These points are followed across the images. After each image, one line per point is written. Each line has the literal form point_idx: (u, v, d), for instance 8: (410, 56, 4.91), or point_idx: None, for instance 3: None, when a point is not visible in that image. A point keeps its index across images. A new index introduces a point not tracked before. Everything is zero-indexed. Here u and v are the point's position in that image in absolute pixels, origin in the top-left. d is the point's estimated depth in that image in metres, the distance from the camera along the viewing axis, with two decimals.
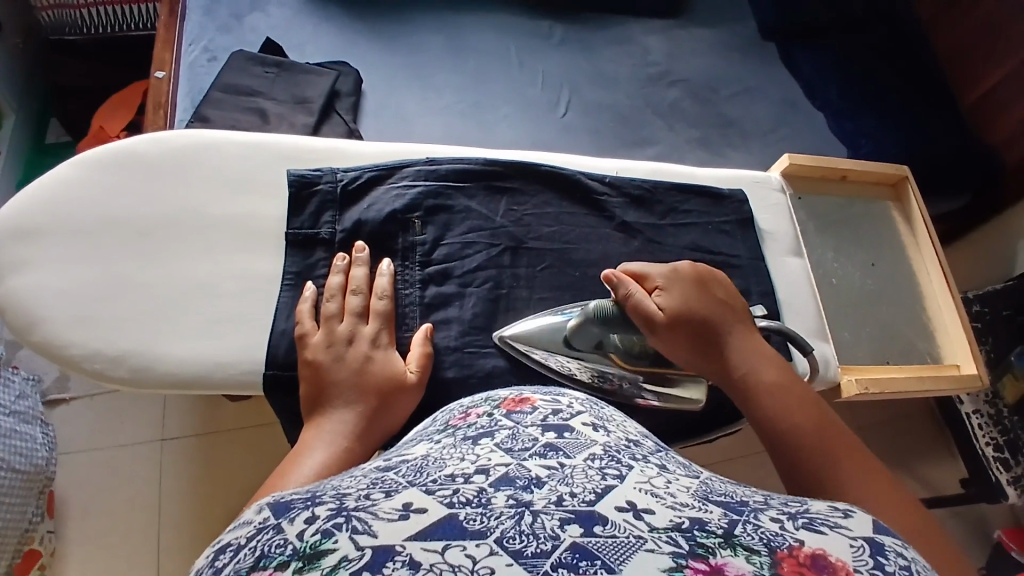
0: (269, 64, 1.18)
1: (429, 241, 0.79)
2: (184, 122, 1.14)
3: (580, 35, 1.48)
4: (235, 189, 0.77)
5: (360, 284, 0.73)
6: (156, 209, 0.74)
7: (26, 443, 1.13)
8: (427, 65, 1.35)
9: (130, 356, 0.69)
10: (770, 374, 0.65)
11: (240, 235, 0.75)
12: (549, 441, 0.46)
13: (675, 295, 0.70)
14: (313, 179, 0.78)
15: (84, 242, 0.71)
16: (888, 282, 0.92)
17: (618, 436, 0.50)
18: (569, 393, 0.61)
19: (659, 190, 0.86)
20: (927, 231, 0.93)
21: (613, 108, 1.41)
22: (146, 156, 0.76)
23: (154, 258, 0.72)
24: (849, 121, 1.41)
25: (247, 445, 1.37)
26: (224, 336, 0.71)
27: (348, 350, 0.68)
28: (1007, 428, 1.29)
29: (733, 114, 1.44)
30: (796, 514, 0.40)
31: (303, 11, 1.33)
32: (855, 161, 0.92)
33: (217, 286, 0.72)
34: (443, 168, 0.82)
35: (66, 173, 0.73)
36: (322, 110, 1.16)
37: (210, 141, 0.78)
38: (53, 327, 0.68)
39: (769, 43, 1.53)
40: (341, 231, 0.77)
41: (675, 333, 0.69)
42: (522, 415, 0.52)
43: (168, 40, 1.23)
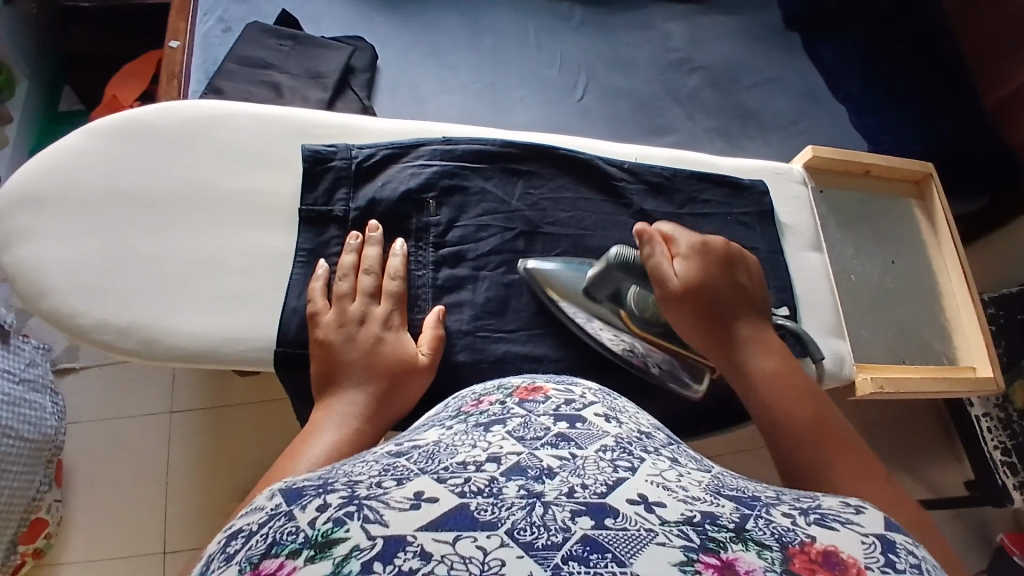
0: (284, 38, 1.16)
1: (443, 223, 0.78)
2: (197, 93, 1.13)
3: (600, 17, 1.45)
4: (248, 164, 0.76)
5: (373, 265, 0.72)
6: (169, 183, 0.73)
7: (35, 412, 1.13)
8: (443, 42, 1.33)
9: (141, 329, 0.68)
10: (783, 370, 0.62)
11: (252, 211, 0.74)
12: (560, 431, 0.45)
13: (695, 270, 0.67)
14: (328, 156, 0.77)
15: (95, 214, 0.71)
16: (907, 280, 0.91)
17: (630, 427, 0.49)
18: (580, 382, 0.61)
19: (679, 178, 0.85)
20: (950, 230, 0.91)
21: (631, 93, 1.39)
22: (158, 127, 0.75)
23: (165, 232, 0.71)
24: (872, 115, 1.38)
25: (253, 420, 1.38)
26: (235, 312, 0.70)
27: (360, 331, 0.67)
28: (1016, 432, 1.28)
29: (752, 103, 1.42)
30: (807, 510, 0.39)
31: None
32: (879, 156, 0.90)
33: (228, 262, 0.72)
34: (460, 149, 0.81)
35: (78, 144, 0.72)
36: (336, 86, 1.14)
37: (223, 114, 0.77)
38: (65, 297, 0.68)
39: (793, 32, 1.50)
40: (355, 209, 0.76)
41: (688, 311, 0.66)
42: (534, 403, 0.51)
43: (182, 10, 1.21)
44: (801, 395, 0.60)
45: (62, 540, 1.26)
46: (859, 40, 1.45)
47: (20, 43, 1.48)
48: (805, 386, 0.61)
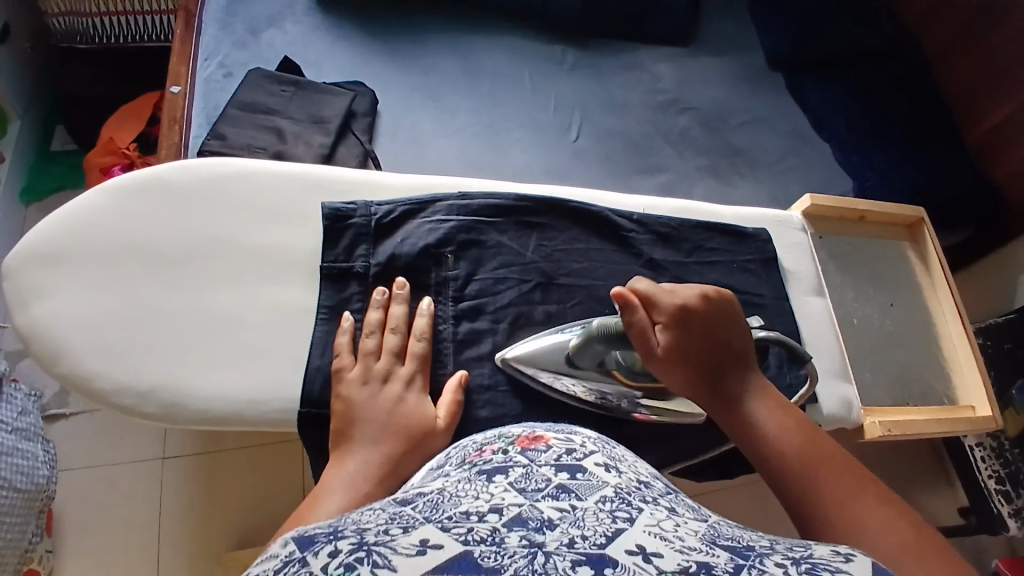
0: (286, 84, 1.18)
1: (461, 277, 0.79)
2: (200, 138, 1.14)
3: (591, 60, 1.50)
4: (267, 221, 0.76)
5: (399, 323, 0.74)
6: (188, 240, 0.73)
7: (28, 461, 1.10)
8: (440, 85, 1.35)
9: (161, 390, 0.68)
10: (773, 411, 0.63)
11: (271, 267, 0.75)
12: (561, 482, 0.45)
13: (678, 338, 0.67)
14: (348, 213, 0.78)
15: (114, 273, 0.70)
16: (905, 322, 0.93)
17: (630, 477, 0.49)
18: (581, 431, 0.61)
19: (685, 228, 0.87)
20: (943, 272, 0.95)
21: (625, 135, 1.43)
22: (176, 184, 0.75)
23: (185, 291, 0.71)
24: (856, 153, 1.43)
25: (251, 462, 1.35)
26: (257, 371, 0.71)
27: (382, 390, 0.68)
28: (1008, 460, 1.30)
29: (741, 142, 1.46)
30: (799, 560, 0.40)
31: (320, 27, 1.34)
32: (873, 203, 0.94)
33: (250, 318, 0.72)
34: (477, 203, 0.82)
35: (97, 201, 0.72)
36: (338, 131, 1.16)
37: (242, 171, 0.77)
38: (82, 357, 0.67)
39: (777, 73, 1.56)
40: (375, 264, 0.77)
41: (680, 379, 0.67)
42: (535, 452, 0.51)
43: (183, 54, 1.22)
44: (794, 433, 0.61)
45: None
46: (840, 83, 1.51)
47: (15, 84, 1.48)
48: (791, 410, 0.64)
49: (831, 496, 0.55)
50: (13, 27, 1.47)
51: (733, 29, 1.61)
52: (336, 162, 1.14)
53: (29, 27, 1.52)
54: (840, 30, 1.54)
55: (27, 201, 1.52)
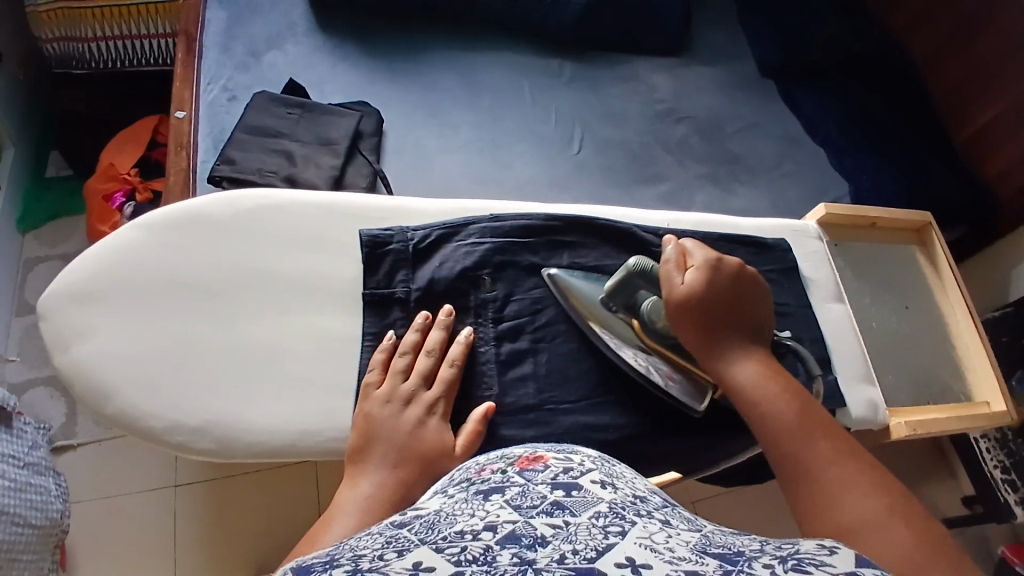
0: (292, 105, 1.18)
1: (499, 297, 0.83)
2: (208, 162, 1.13)
3: (587, 72, 1.52)
4: (307, 251, 0.81)
5: (433, 346, 0.77)
6: (225, 275, 0.78)
7: (42, 496, 1.08)
8: (442, 102, 1.36)
9: (220, 425, 0.73)
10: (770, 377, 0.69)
11: (314, 297, 0.79)
12: (556, 498, 0.46)
13: (699, 283, 0.74)
14: (386, 240, 0.82)
15: (154, 311, 0.74)
16: (918, 324, 0.97)
17: (626, 492, 0.50)
18: (581, 451, 0.63)
19: (708, 241, 0.88)
20: (953, 273, 0.97)
21: (625, 146, 1.45)
22: (213, 219, 0.80)
23: (225, 326, 0.76)
24: (849, 156, 1.47)
25: (266, 485, 1.34)
26: (301, 403, 0.75)
27: (403, 411, 0.71)
28: (1012, 450, 1.31)
29: (737, 149, 1.50)
30: (785, 557, 0.41)
31: (321, 48, 1.34)
32: (884, 210, 0.96)
33: (293, 349, 0.76)
34: (508, 225, 0.86)
35: (136, 239, 0.77)
36: (347, 151, 1.16)
37: (278, 205, 0.82)
38: (138, 396, 0.72)
39: (768, 81, 1.60)
40: (416, 289, 0.81)
41: (684, 324, 0.74)
42: (533, 472, 0.52)
43: (186, 79, 1.21)
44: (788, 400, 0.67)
45: None
46: (832, 89, 1.56)
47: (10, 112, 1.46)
48: (790, 385, 0.69)
49: (819, 465, 0.61)
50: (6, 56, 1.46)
51: (724, 39, 1.64)
52: (346, 184, 1.15)
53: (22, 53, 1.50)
54: (828, 38, 1.58)
55: (23, 229, 1.50)
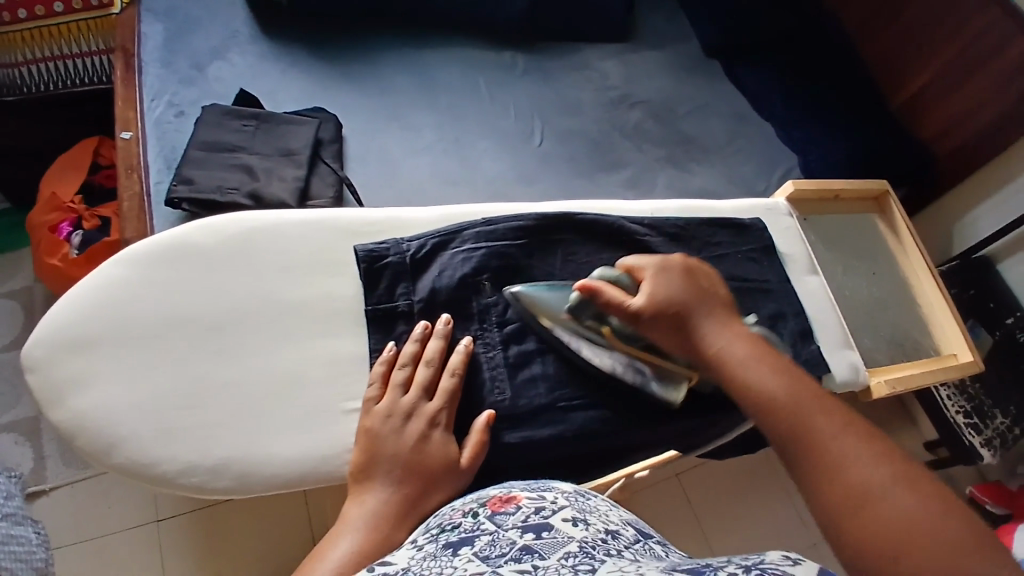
0: (247, 118, 1.14)
1: (501, 301, 0.84)
2: (164, 184, 1.08)
3: (539, 63, 1.53)
4: (306, 273, 0.81)
5: (433, 355, 0.77)
6: (221, 307, 0.77)
7: (24, 546, 1.01)
8: (400, 103, 1.34)
9: (235, 461, 0.72)
10: (757, 356, 0.68)
11: (319, 319, 0.79)
12: (526, 544, 0.53)
13: (660, 288, 0.74)
14: (382, 254, 0.83)
15: (149, 350, 0.73)
16: (887, 287, 1.03)
17: (596, 528, 0.57)
18: (557, 486, 0.69)
19: (691, 227, 0.91)
20: (911, 237, 1.04)
21: (585, 134, 1.47)
22: (201, 248, 0.79)
23: (227, 359, 0.75)
24: (797, 129, 1.54)
25: (261, 510, 1.30)
26: (315, 430, 0.75)
27: (405, 426, 0.72)
28: (972, 395, 1.46)
29: (692, 130, 1.54)
30: (750, 566, 0.47)
31: (268, 56, 1.29)
32: (846, 182, 1.01)
33: (302, 375, 0.76)
34: (501, 228, 0.86)
35: (119, 276, 0.76)
36: (310, 161, 1.13)
37: (271, 228, 0.82)
38: (144, 441, 0.71)
39: (712, 60, 1.65)
40: (418, 301, 0.81)
41: (665, 331, 0.73)
42: (504, 516, 0.59)
43: (130, 99, 1.15)
44: (782, 376, 0.66)
45: None
46: (773, 66, 1.62)
47: None
48: (772, 357, 0.68)
49: (824, 429, 0.60)
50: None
51: (667, 23, 1.69)
52: (313, 196, 1.12)
53: None
54: (765, 17, 1.64)
55: None
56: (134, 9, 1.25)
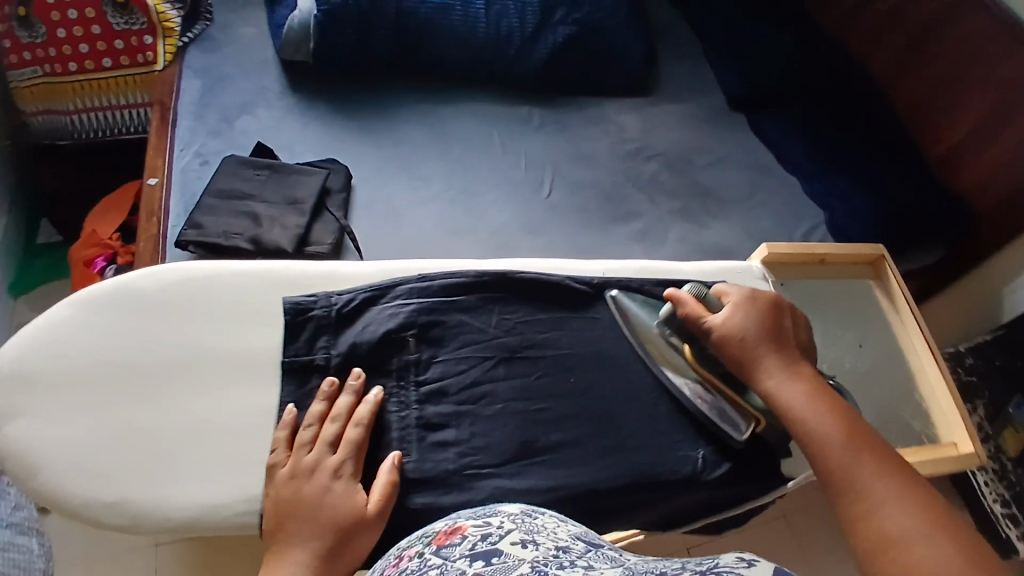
0: (261, 167, 1.22)
1: (424, 359, 0.85)
2: (179, 227, 1.16)
3: (558, 117, 1.55)
4: (237, 325, 0.84)
5: (340, 412, 0.78)
6: (151, 351, 0.80)
7: (26, 553, 1.03)
8: (412, 154, 1.39)
9: (133, 503, 0.74)
10: (812, 393, 0.76)
11: (240, 370, 0.81)
12: (477, 569, 0.54)
13: (739, 316, 0.84)
14: (308, 306, 0.85)
15: (79, 387, 0.77)
16: (875, 362, 1.02)
17: (546, 547, 0.59)
18: (505, 510, 0.69)
19: (648, 288, 0.95)
20: (910, 309, 1.03)
21: (596, 185, 1.45)
22: (143, 292, 0.83)
23: (148, 401, 0.78)
24: (821, 183, 1.49)
25: (245, 548, 1.33)
26: (219, 479, 0.76)
27: (308, 482, 0.73)
28: (1013, 480, 1.45)
29: (710, 182, 1.51)
30: (707, 571, 0.50)
31: (292, 110, 1.38)
32: (829, 245, 1.02)
33: (215, 424, 0.78)
34: (435, 285, 0.88)
35: (65, 314, 0.81)
36: (313, 210, 1.18)
37: (213, 277, 0.86)
38: (64, 470, 0.74)
39: (737, 113, 1.64)
40: (336, 355, 0.82)
41: (732, 354, 0.82)
42: (451, 548, 0.59)
43: (160, 147, 1.27)
44: (827, 410, 0.74)
45: None
46: (800, 120, 1.57)
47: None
48: (838, 404, 0.76)
49: (858, 463, 0.69)
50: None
51: (689, 77, 1.69)
52: (313, 241, 1.16)
53: None
54: (791, 72, 1.61)
55: (15, 294, 1.55)
56: (176, 67, 1.38)
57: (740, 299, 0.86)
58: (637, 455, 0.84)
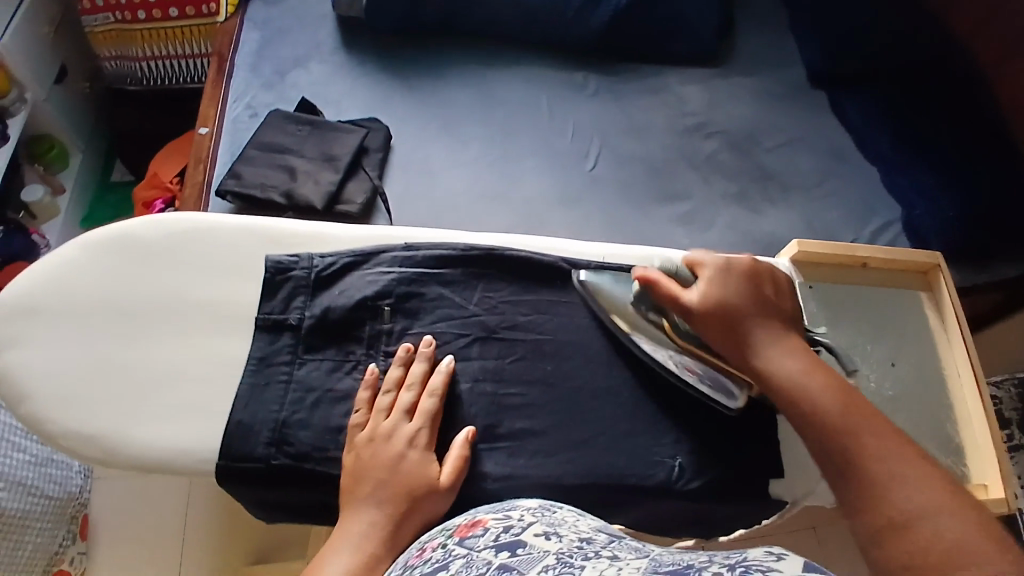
0: (304, 123, 1.24)
1: (396, 330, 0.81)
2: (221, 176, 1.21)
3: (614, 85, 1.47)
4: (221, 275, 0.83)
5: (414, 380, 0.77)
6: (141, 293, 0.81)
7: (63, 472, 1.23)
8: (455, 117, 1.36)
9: (105, 439, 0.75)
10: (806, 367, 0.70)
11: (219, 320, 0.81)
12: (501, 561, 0.47)
13: (717, 288, 0.76)
14: (289, 266, 0.83)
15: (71, 322, 0.79)
16: (908, 381, 0.95)
17: (569, 540, 0.52)
18: (521, 505, 0.64)
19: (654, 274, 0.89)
20: (959, 328, 0.96)
21: (646, 161, 1.37)
22: (139, 237, 0.84)
23: (132, 341, 0.79)
24: (904, 175, 1.34)
25: None
26: (189, 424, 0.76)
27: (384, 448, 0.71)
28: None
29: (774, 165, 1.39)
30: (734, 565, 0.40)
31: (343, 66, 1.39)
32: (874, 249, 0.98)
33: (188, 370, 0.78)
34: (420, 255, 0.85)
35: (69, 254, 0.82)
36: (348, 168, 1.19)
37: (205, 226, 0.85)
38: (51, 399, 0.76)
39: (818, 92, 1.49)
40: (309, 317, 0.80)
41: (716, 331, 0.75)
42: (474, 539, 0.53)
43: (215, 97, 1.32)
44: (826, 384, 0.68)
45: None
46: (885, 105, 1.42)
47: (75, 122, 1.65)
48: (827, 371, 0.70)
49: (867, 439, 0.64)
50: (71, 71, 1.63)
51: (768, 49, 1.55)
52: (344, 199, 1.17)
53: (86, 69, 1.69)
54: (883, 49, 1.45)
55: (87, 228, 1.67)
56: (237, 19, 1.42)
57: (714, 271, 0.78)
58: (637, 450, 0.78)
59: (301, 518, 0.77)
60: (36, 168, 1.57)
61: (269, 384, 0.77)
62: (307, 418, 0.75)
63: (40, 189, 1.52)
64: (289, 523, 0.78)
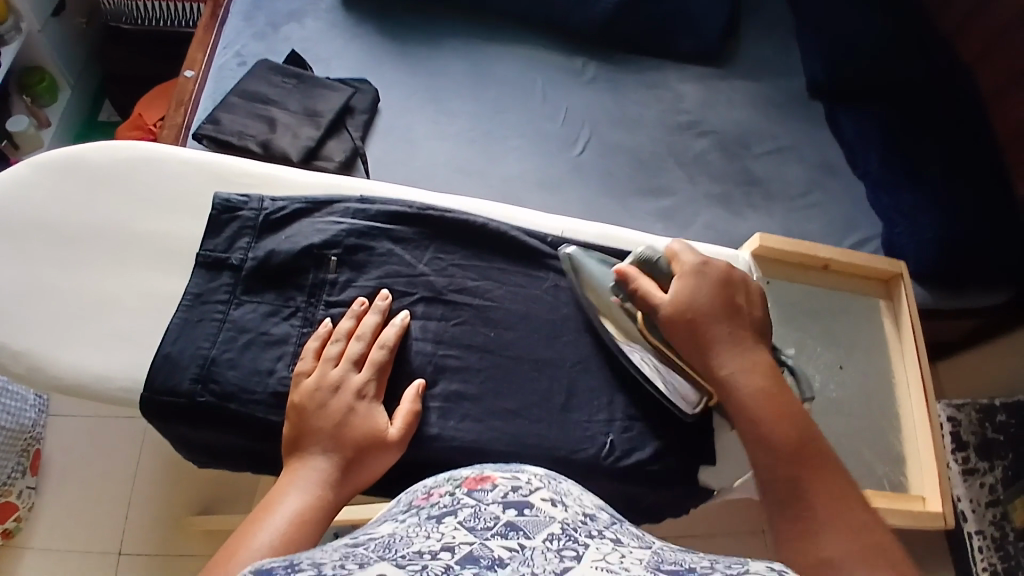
0: (289, 75, 1.22)
1: (340, 281, 0.80)
2: (198, 118, 1.18)
3: (613, 73, 1.45)
4: (169, 209, 0.82)
5: (366, 332, 0.75)
6: (89, 219, 0.81)
7: (15, 404, 1.22)
8: (446, 88, 1.34)
9: (31, 356, 0.73)
10: (768, 387, 0.69)
11: (160, 252, 0.80)
12: (509, 519, 0.41)
13: (687, 291, 0.75)
14: (238, 206, 0.82)
15: (14, 240, 0.78)
16: (852, 386, 0.96)
17: (576, 512, 0.45)
18: (529, 468, 0.54)
19: (603, 256, 0.89)
20: (913, 338, 0.98)
21: (632, 152, 1.35)
22: (92, 164, 0.83)
23: (73, 265, 0.78)
24: (889, 195, 1.33)
25: None
26: (118, 352, 0.75)
27: (332, 399, 0.69)
28: (1009, 555, 1.32)
29: (762, 170, 1.37)
30: None
31: (339, 25, 1.37)
32: (837, 253, 0.99)
33: (123, 299, 0.77)
34: (374, 209, 0.84)
35: (21, 173, 0.81)
36: (330, 124, 1.18)
37: (159, 160, 0.85)
38: None
39: (815, 103, 1.48)
40: (251, 258, 0.79)
41: (683, 333, 0.74)
42: (483, 492, 0.46)
43: (205, 42, 1.33)
44: (780, 410, 0.68)
45: (30, 528, 1.31)
46: (884, 118, 1.40)
47: (66, 55, 1.62)
48: (784, 395, 0.69)
49: (809, 481, 0.63)
50: (67, 3, 1.60)
51: (772, 53, 1.53)
52: (322, 154, 1.16)
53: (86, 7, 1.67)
54: (886, 64, 1.43)
55: None
56: None
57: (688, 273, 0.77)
58: (577, 427, 0.78)
59: (225, 462, 0.77)
60: (24, 99, 1.54)
61: (202, 321, 0.76)
62: (236, 358, 0.74)
63: (25, 119, 1.49)
64: (215, 467, 0.78)
